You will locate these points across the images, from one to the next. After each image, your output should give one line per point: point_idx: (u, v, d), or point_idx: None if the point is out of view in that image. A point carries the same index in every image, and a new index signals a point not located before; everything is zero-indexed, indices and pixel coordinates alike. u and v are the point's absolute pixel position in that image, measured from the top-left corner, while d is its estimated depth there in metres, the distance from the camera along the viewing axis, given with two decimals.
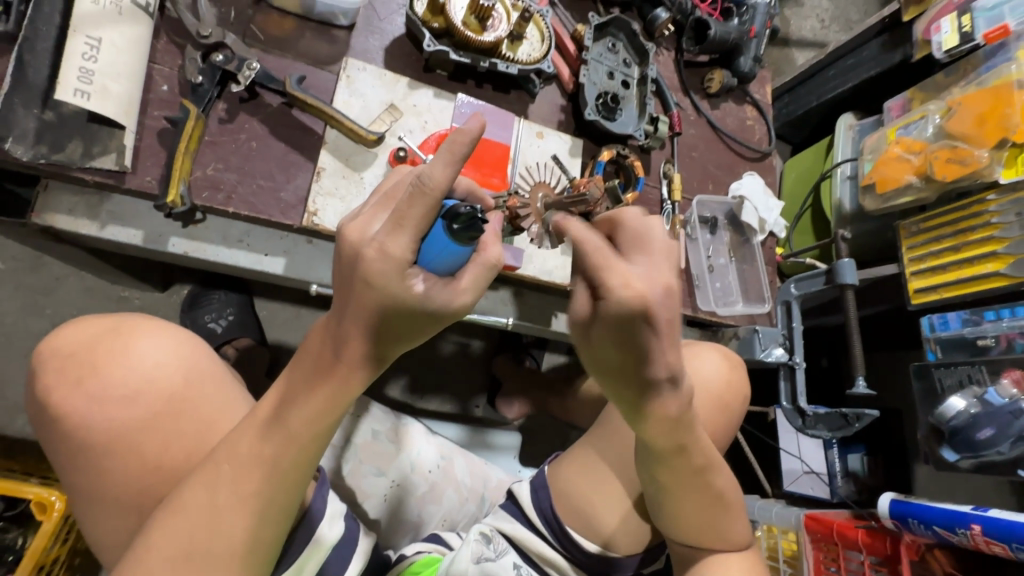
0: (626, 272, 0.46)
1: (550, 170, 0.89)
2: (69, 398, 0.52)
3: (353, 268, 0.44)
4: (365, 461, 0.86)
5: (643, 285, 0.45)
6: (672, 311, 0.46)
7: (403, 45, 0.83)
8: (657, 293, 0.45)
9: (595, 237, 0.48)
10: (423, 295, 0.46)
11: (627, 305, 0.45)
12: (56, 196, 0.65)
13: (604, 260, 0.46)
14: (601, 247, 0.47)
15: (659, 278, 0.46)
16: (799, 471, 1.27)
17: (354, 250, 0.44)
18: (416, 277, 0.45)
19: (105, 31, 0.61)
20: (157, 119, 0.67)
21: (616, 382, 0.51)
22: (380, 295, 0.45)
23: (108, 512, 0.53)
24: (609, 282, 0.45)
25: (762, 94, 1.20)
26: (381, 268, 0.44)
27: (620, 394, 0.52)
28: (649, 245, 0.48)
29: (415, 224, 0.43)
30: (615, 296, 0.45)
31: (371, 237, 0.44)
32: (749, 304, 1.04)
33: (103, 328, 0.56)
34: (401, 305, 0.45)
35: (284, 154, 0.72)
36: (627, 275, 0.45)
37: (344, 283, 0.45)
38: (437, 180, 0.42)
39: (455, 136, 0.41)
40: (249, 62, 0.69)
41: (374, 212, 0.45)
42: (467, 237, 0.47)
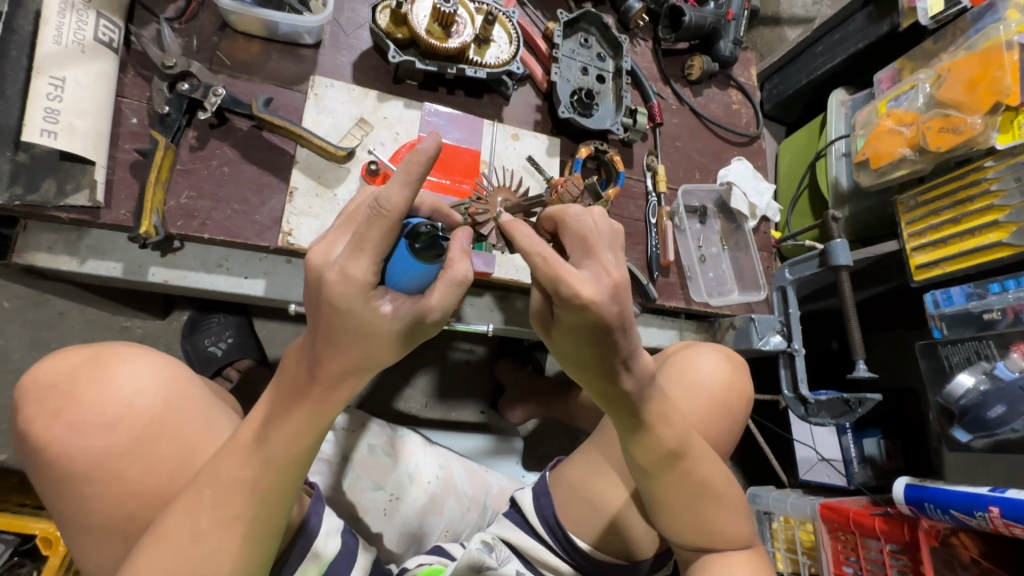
0: (574, 276, 0.47)
1: (528, 172, 0.88)
2: (49, 432, 0.52)
3: (318, 293, 0.44)
4: (363, 476, 0.86)
5: (592, 288, 0.48)
6: (620, 305, 0.49)
7: (371, 58, 0.83)
8: (605, 292, 0.48)
9: (543, 244, 0.48)
10: (392, 315, 0.46)
11: (581, 307, 0.47)
12: (35, 234, 0.66)
13: (555, 266, 0.47)
14: (550, 255, 0.47)
15: (605, 277, 0.49)
16: (814, 459, 1.24)
17: (317, 275, 0.44)
18: (383, 298, 0.45)
19: (68, 70, 0.62)
20: (128, 151, 0.68)
21: (582, 365, 0.55)
22: (347, 319, 0.45)
23: (93, 541, 0.53)
24: (561, 288, 0.47)
25: (746, 77, 1.18)
26: (344, 291, 0.43)
27: (588, 375, 0.56)
28: (591, 245, 0.51)
29: (375, 246, 0.43)
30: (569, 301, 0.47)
31: (333, 261, 0.44)
32: (745, 292, 1.03)
33: (81, 358, 0.56)
34: (371, 328, 0.45)
35: (257, 176, 0.73)
36: (576, 283, 0.47)
37: (311, 308, 0.45)
38: (394, 202, 0.41)
39: (411, 156, 0.41)
40: (215, 88, 0.70)
41: (337, 235, 0.45)
42: (431, 256, 0.47)
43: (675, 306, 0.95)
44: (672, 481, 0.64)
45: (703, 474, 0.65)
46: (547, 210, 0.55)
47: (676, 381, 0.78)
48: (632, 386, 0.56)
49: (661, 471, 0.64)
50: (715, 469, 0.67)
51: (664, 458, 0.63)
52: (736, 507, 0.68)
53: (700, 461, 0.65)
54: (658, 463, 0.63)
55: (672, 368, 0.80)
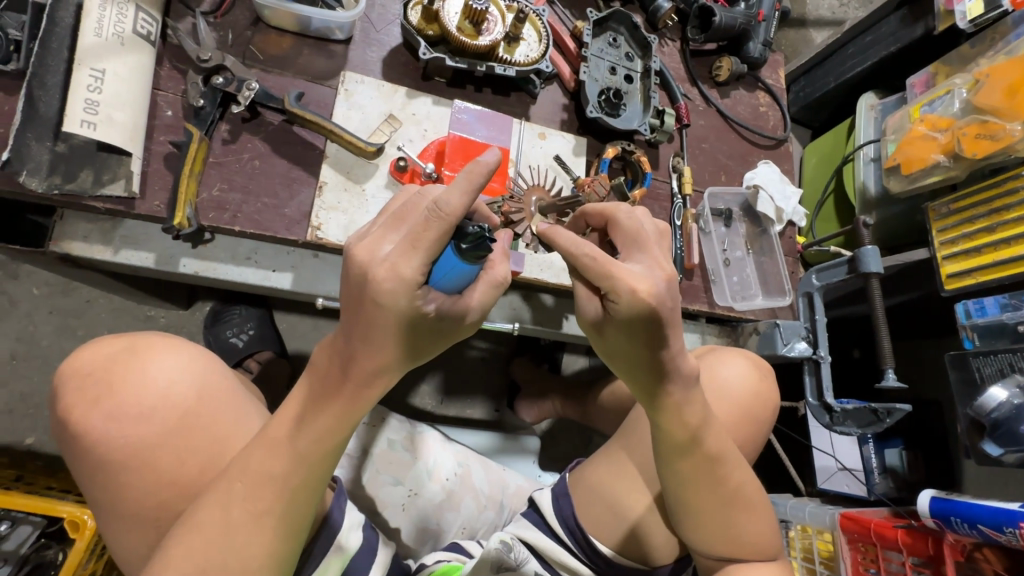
0: (630, 272, 0.50)
1: (554, 171, 0.87)
2: (88, 418, 0.53)
3: (362, 289, 0.44)
4: (382, 471, 0.87)
5: (648, 281, 0.50)
6: (673, 297, 0.51)
7: (400, 54, 0.83)
8: (661, 284, 0.50)
9: (590, 245, 0.50)
10: (434, 315, 0.46)
11: (639, 297, 0.49)
12: (72, 223, 0.67)
13: (608, 266, 0.49)
14: (599, 254, 0.50)
15: (658, 270, 0.52)
16: (833, 469, 1.22)
17: (364, 271, 0.44)
18: (426, 298, 0.45)
19: (108, 62, 0.63)
20: (163, 143, 0.69)
21: (629, 360, 0.55)
22: (389, 317, 0.44)
23: (126, 528, 0.54)
24: (618, 284, 0.49)
25: (774, 79, 1.16)
26: (391, 288, 0.43)
27: (633, 369, 0.56)
28: (643, 242, 0.55)
29: (428, 247, 0.43)
30: (629, 296, 0.49)
31: (382, 258, 0.44)
32: (769, 298, 1.01)
33: (119, 347, 0.57)
34: (413, 328, 0.46)
35: (287, 170, 0.73)
36: (632, 277, 0.49)
37: (354, 304, 0.45)
38: (453, 207, 0.42)
39: (473, 166, 0.42)
40: (249, 82, 0.70)
41: (383, 232, 0.45)
42: (475, 256, 0.46)
43: (698, 309, 0.94)
44: (691, 485, 0.63)
45: (727, 480, 0.64)
46: (598, 206, 0.61)
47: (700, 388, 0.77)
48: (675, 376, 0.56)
49: (677, 471, 0.63)
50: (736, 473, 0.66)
51: (691, 462, 0.62)
52: (762, 513, 0.68)
53: (723, 464, 0.64)
54: (683, 470, 0.62)
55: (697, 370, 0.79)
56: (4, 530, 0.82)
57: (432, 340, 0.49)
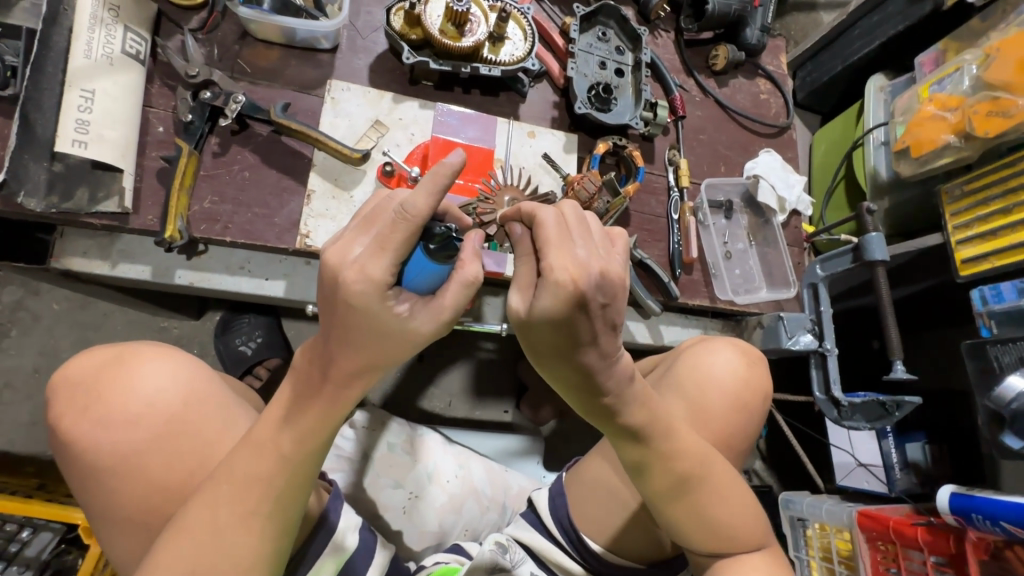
0: (570, 256, 0.46)
1: (543, 169, 0.87)
2: (79, 427, 0.55)
3: (334, 291, 0.44)
4: (382, 474, 0.87)
5: (579, 270, 0.46)
6: (603, 296, 0.47)
7: (387, 60, 0.84)
8: (592, 277, 0.46)
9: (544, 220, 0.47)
10: (407, 315, 0.46)
11: (565, 279, 0.45)
12: (72, 240, 0.69)
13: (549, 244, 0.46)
14: (547, 230, 0.47)
15: (597, 265, 0.47)
16: (852, 465, 1.18)
17: (335, 273, 0.44)
18: (398, 298, 0.45)
19: (97, 82, 0.65)
20: (155, 159, 0.70)
21: (547, 352, 0.50)
22: (363, 318, 0.45)
23: (120, 532, 0.56)
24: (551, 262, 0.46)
25: (775, 65, 1.13)
26: (361, 290, 0.43)
27: (553, 362, 0.51)
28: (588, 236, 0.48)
29: (397, 248, 0.43)
30: (557, 275, 0.45)
31: (351, 260, 0.44)
32: (774, 290, 0.98)
33: (109, 356, 0.59)
34: (388, 329, 0.46)
35: (277, 180, 0.74)
36: (568, 262, 0.46)
37: (328, 307, 0.45)
38: (420, 208, 0.42)
39: (438, 167, 0.43)
40: (235, 95, 0.71)
41: (353, 235, 0.44)
42: (444, 257, 0.47)
43: (698, 304, 0.92)
44: (675, 483, 0.61)
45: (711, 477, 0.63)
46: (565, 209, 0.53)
47: (687, 378, 0.75)
48: (608, 384, 0.54)
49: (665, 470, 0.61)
50: (723, 468, 0.65)
51: (679, 459, 0.61)
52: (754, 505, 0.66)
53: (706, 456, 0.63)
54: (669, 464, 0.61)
55: (686, 361, 0.77)
56: (26, 536, 0.85)
57: (387, 338, 0.47)
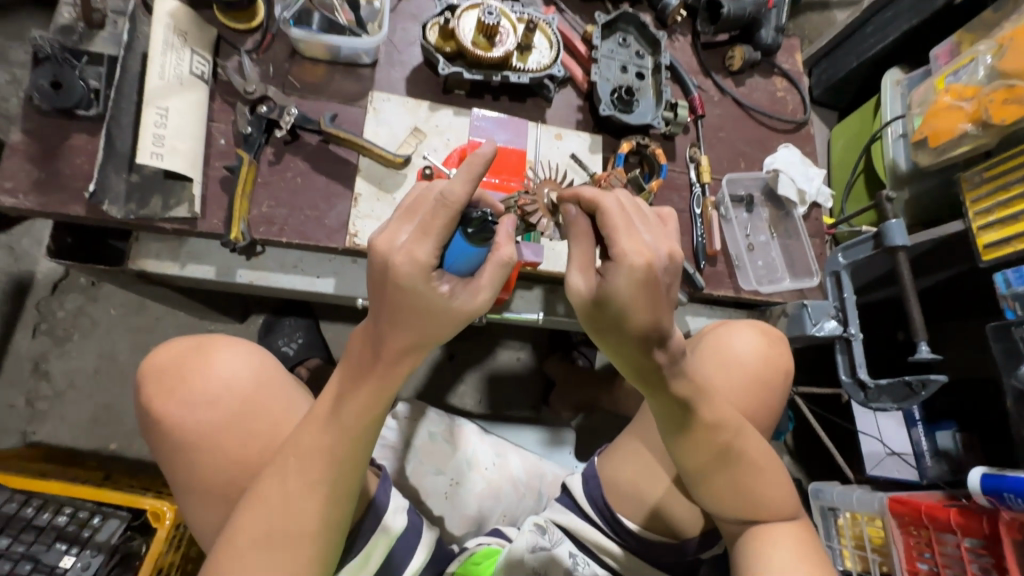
0: (638, 239, 0.53)
1: (571, 168, 0.92)
2: (165, 407, 0.61)
3: (384, 276, 0.49)
4: (425, 462, 0.92)
5: (650, 250, 0.52)
6: (671, 273, 0.54)
7: (422, 72, 0.90)
8: (661, 257, 0.53)
9: (614, 207, 0.54)
10: (449, 295, 0.51)
11: (640, 262, 0.51)
12: (146, 244, 0.76)
13: (620, 228, 0.53)
14: (617, 217, 0.53)
15: (663, 245, 0.54)
16: (882, 454, 1.18)
17: (384, 260, 0.49)
18: (441, 280, 0.51)
19: (170, 100, 0.72)
20: (218, 169, 0.77)
21: (612, 329, 0.56)
22: (411, 298, 0.50)
23: (201, 503, 0.61)
24: (623, 245, 0.52)
25: (791, 63, 1.17)
26: (408, 271, 0.48)
27: (618, 338, 0.57)
28: (648, 219, 0.55)
29: (439, 233, 0.48)
30: (633, 256, 0.51)
31: (399, 246, 0.49)
32: (796, 279, 1.00)
33: (188, 345, 0.65)
34: (434, 308, 0.51)
35: (326, 186, 0.80)
36: (637, 243, 0.52)
37: (379, 290, 0.50)
38: (457, 195, 0.47)
39: (473, 157, 0.47)
40: (288, 108, 0.78)
41: (398, 225, 0.50)
42: (481, 239, 0.51)
43: (723, 295, 0.96)
44: (706, 456, 0.65)
45: (742, 451, 0.66)
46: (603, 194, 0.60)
47: (710, 357, 0.79)
48: (668, 353, 0.58)
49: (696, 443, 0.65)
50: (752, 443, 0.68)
51: (707, 433, 0.64)
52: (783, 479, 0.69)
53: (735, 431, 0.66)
54: (697, 436, 0.64)
55: (707, 342, 0.81)
56: (98, 522, 0.91)
57: (437, 318, 0.51)
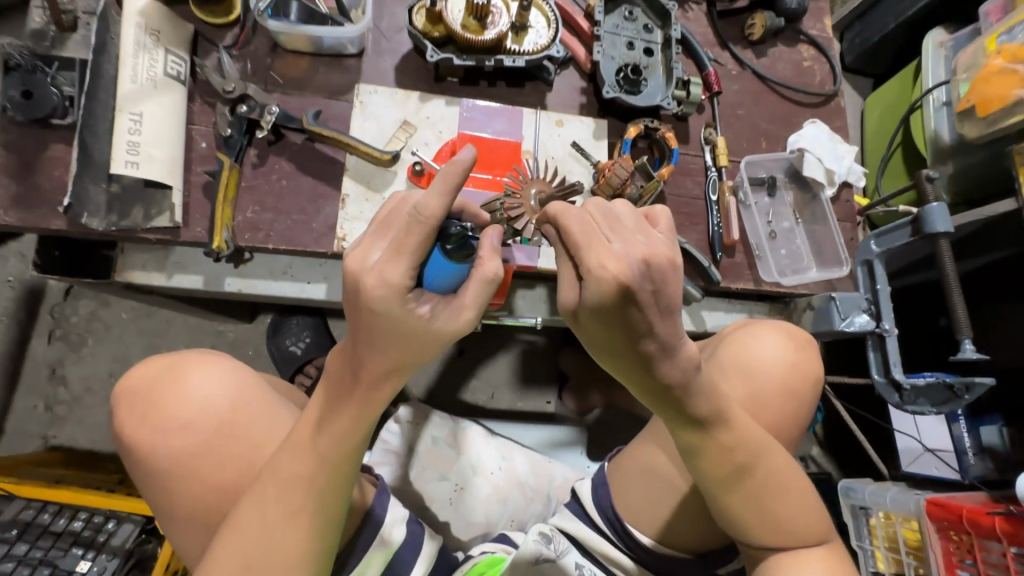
0: (607, 250, 0.46)
1: (573, 158, 0.86)
2: (139, 433, 0.59)
3: (357, 298, 0.45)
4: (428, 467, 0.90)
5: (620, 263, 0.45)
6: (652, 284, 0.46)
7: (412, 60, 0.84)
8: (636, 268, 0.45)
9: (581, 215, 0.47)
10: (428, 317, 0.47)
11: (614, 274, 0.45)
12: (131, 255, 0.74)
13: (588, 240, 0.46)
14: (585, 226, 0.47)
15: (640, 253, 0.46)
16: (919, 451, 1.10)
17: (355, 280, 0.45)
18: (419, 301, 0.47)
19: (145, 105, 0.69)
20: (200, 174, 0.74)
21: (606, 350, 0.50)
22: (385, 322, 0.46)
23: (183, 528, 0.60)
24: (589, 258, 0.46)
25: (819, 29, 1.06)
26: (381, 295, 0.44)
27: (612, 357, 0.52)
28: (623, 224, 0.48)
29: (412, 251, 0.44)
30: (598, 272, 0.45)
31: (370, 266, 0.45)
32: (824, 269, 0.93)
33: (162, 366, 0.63)
34: (413, 331, 0.47)
35: (313, 187, 0.77)
36: (604, 256, 0.45)
37: (352, 314, 0.46)
38: (432, 209, 0.43)
39: (449, 167, 0.43)
40: (269, 107, 0.74)
41: (371, 240, 0.45)
42: (462, 256, 0.47)
43: (742, 288, 0.89)
44: (724, 475, 0.60)
45: (763, 470, 0.61)
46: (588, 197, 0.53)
47: (729, 364, 0.72)
48: (671, 377, 0.52)
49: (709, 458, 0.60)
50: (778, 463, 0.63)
51: (723, 452, 0.59)
52: (808, 496, 0.64)
53: (752, 445, 0.61)
54: (711, 454, 0.60)
55: (728, 348, 0.74)
56: (112, 527, 0.93)
57: (419, 341, 0.47)
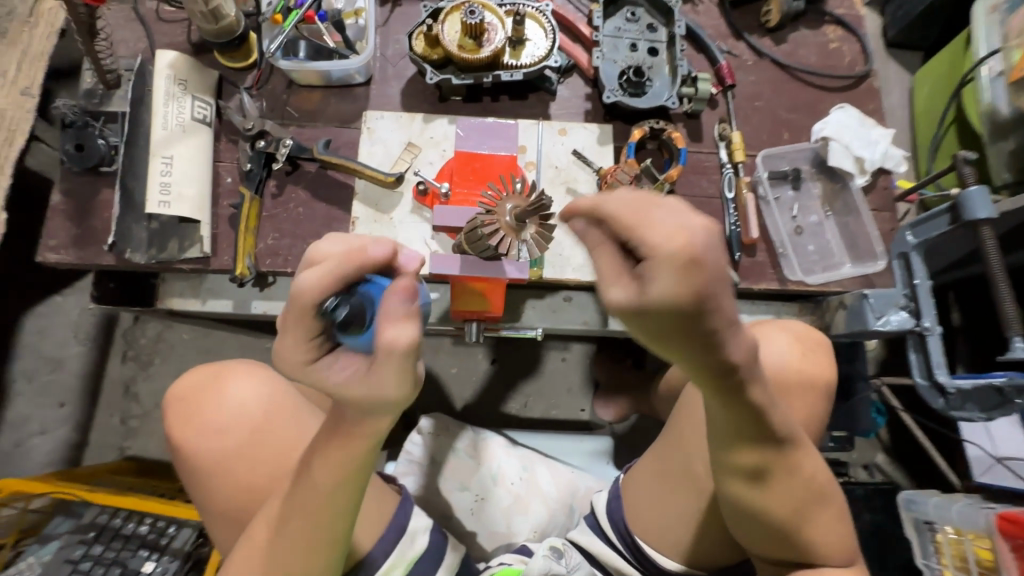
0: (663, 224, 0.36)
1: (576, 166, 0.85)
2: (184, 434, 0.66)
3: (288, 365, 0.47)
4: (450, 477, 0.92)
5: (687, 235, 0.35)
6: (719, 260, 0.36)
7: (416, 83, 0.87)
8: (704, 240, 0.35)
9: (629, 193, 0.38)
10: (343, 389, 0.45)
11: (680, 247, 0.35)
12: (171, 284, 0.82)
13: (639, 216, 0.36)
14: (637, 203, 0.37)
15: (700, 227, 0.35)
16: (991, 460, 1.00)
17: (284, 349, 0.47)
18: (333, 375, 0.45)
19: (175, 148, 0.76)
20: (226, 207, 0.80)
21: (688, 363, 0.41)
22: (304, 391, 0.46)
23: (219, 524, 0.65)
24: (647, 236, 0.36)
25: (847, 6, 0.99)
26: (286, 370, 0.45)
27: (690, 371, 0.42)
28: (665, 203, 0.37)
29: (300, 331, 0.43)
30: (666, 248, 0.35)
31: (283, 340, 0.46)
32: (859, 264, 0.87)
33: (206, 373, 0.69)
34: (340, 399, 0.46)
35: (326, 212, 0.81)
36: (666, 229, 0.35)
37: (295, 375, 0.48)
38: (303, 293, 0.42)
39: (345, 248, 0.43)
40: (283, 140, 0.80)
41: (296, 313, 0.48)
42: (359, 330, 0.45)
43: (764, 289, 0.85)
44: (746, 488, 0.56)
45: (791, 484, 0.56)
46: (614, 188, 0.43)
47: None
48: (742, 359, 0.42)
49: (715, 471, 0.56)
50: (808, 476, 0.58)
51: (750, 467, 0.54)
52: (832, 510, 0.59)
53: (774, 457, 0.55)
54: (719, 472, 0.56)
55: None
56: (173, 531, 1.01)
57: (354, 405, 0.47)
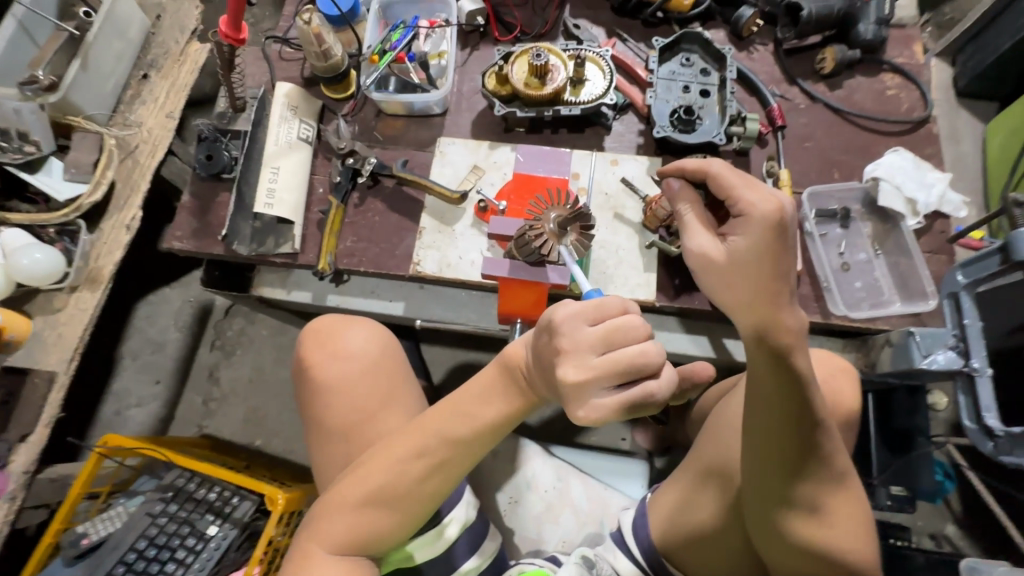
0: (752, 197, 0.59)
1: (624, 193, 0.92)
2: (319, 360, 0.81)
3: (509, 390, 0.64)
4: (486, 479, 0.97)
5: (772, 201, 0.58)
6: (793, 220, 0.59)
7: (486, 115, 0.99)
8: (784, 204, 0.58)
9: (722, 174, 0.61)
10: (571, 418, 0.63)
11: (770, 211, 0.57)
12: (265, 275, 0.95)
13: (735, 190, 0.60)
14: (735, 184, 0.60)
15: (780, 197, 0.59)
16: None
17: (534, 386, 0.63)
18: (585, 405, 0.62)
19: (281, 161, 0.91)
20: (316, 213, 0.94)
21: (755, 303, 0.57)
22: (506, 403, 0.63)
23: (332, 440, 0.80)
24: (742, 203, 0.59)
25: (907, 55, 1.01)
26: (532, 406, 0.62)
27: (756, 314, 0.57)
28: (749, 182, 0.60)
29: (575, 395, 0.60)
30: (761, 210, 0.58)
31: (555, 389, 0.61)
32: (909, 303, 0.87)
33: (335, 318, 0.85)
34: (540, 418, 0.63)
35: (398, 222, 0.93)
36: (757, 198, 0.58)
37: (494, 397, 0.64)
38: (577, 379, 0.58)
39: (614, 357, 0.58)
40: (368, 158, 0.92)
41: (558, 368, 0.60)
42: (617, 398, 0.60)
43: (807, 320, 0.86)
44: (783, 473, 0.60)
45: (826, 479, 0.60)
46: (696, 166, 0.63)
47: None
48: (794, 320, 0.57)
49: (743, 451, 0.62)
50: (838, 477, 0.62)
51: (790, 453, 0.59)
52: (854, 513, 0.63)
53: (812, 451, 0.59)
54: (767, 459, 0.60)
55: None
56: (236, 501, 1.12)
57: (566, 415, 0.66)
